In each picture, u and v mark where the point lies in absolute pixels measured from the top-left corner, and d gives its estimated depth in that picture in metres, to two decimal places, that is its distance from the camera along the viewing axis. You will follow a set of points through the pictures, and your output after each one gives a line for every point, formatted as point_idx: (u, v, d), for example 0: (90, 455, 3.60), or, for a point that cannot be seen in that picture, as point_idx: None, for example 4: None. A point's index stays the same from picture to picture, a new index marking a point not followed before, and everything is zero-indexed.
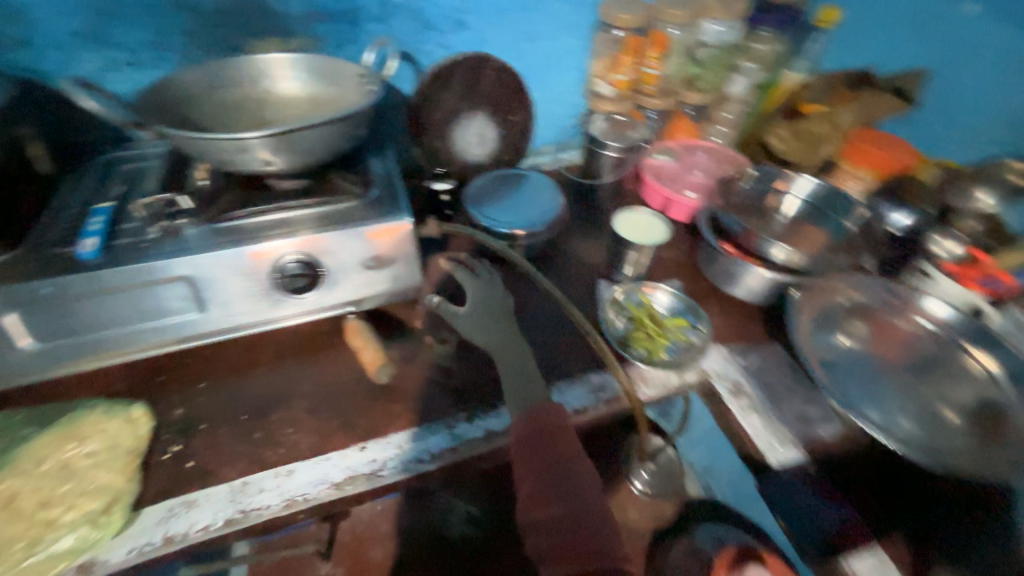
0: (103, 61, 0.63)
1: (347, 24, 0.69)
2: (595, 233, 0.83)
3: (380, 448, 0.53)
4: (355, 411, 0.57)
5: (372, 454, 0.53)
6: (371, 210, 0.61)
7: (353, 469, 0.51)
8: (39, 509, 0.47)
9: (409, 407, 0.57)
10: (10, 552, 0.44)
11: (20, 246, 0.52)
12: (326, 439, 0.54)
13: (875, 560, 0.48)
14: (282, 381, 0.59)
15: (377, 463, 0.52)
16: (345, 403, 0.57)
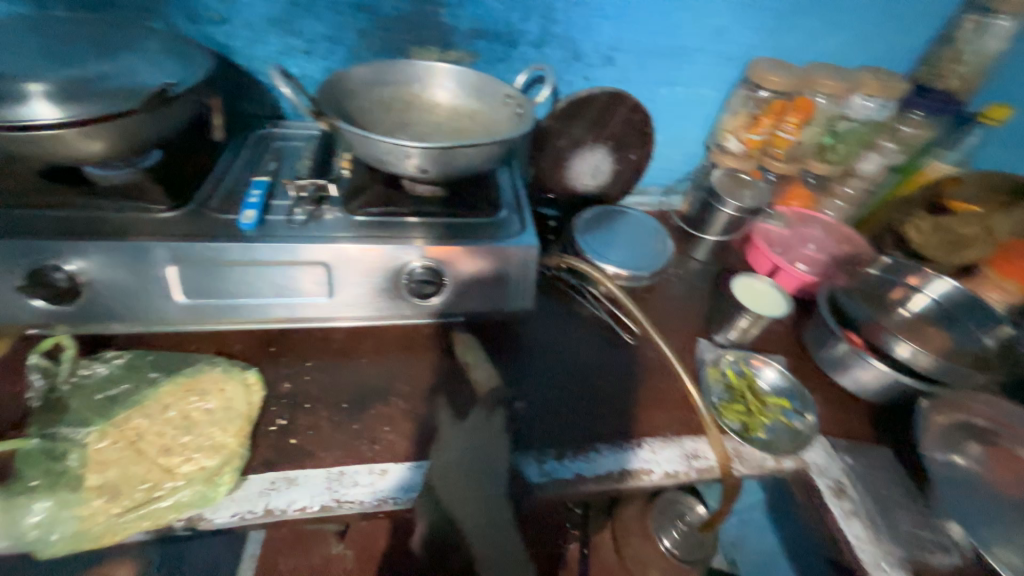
0: (281, 47, 0.67)
1: (505, 45, 0.70)
2: (693, 286, 0.81)
3: (472, 470, 0.52)
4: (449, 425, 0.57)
5: (462, 477, 0.51)
6: (499, 230, 0.62)
7: (448, 483, 0.51)
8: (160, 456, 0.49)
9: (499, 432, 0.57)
10: (134, 489, 0.47)
11: (186, 206, 0.56)
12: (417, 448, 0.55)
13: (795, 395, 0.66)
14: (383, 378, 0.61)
15: (468, 487, 0.51)
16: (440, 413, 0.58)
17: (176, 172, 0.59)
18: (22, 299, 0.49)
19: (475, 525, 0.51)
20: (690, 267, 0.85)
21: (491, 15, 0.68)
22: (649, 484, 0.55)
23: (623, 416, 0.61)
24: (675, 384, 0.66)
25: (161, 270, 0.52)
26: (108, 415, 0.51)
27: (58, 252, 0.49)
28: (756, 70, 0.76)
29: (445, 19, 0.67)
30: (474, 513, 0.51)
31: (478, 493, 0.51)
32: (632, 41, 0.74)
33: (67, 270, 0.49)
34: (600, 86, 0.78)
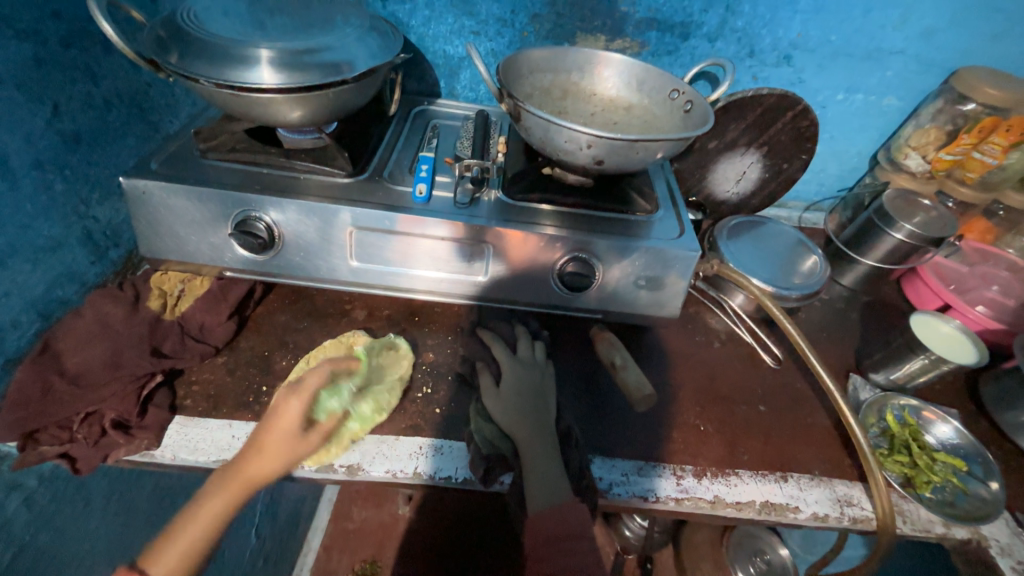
0: (455, 27, 0.68)
1: (678, 36, 0.67)
2: (841, 314, 0.74)
3: (564, 506, 0.48)
4: (581, 428, 0.55)
5: (547, 514, 0.47)
6: (656, 230, 0.59)
7: (539, 525, 0.47)
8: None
9: (631, 442, 0.55)
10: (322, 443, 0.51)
11: (364, 174, 0.59)
12: (544, 463, 0.50)
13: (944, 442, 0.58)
14: (520, 379, 0.55)
15: (548, 533, 0.47)
16: (574, 413, 0.56)
17: (355, 141, 0.62)
18: (226, 245, 0.55)
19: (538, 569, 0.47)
20: (836, 293, 0.77)
21: (670, 4, 0.64)
22: (794, 522, 0.52)
23: (766, 444, 0.57)
24: (825, 420, 0.60)
25: (342, 233, 0.55)
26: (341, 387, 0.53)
27: (261, 204, 0.53)
28: (968, 79, 0.66)
29: (622, 7, 0.65)
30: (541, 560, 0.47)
31: (554, 542, 0.46)
32: (819, 40, 0.67)
33: (266, 221, 0.54)
34: (769, 86, 0.72)
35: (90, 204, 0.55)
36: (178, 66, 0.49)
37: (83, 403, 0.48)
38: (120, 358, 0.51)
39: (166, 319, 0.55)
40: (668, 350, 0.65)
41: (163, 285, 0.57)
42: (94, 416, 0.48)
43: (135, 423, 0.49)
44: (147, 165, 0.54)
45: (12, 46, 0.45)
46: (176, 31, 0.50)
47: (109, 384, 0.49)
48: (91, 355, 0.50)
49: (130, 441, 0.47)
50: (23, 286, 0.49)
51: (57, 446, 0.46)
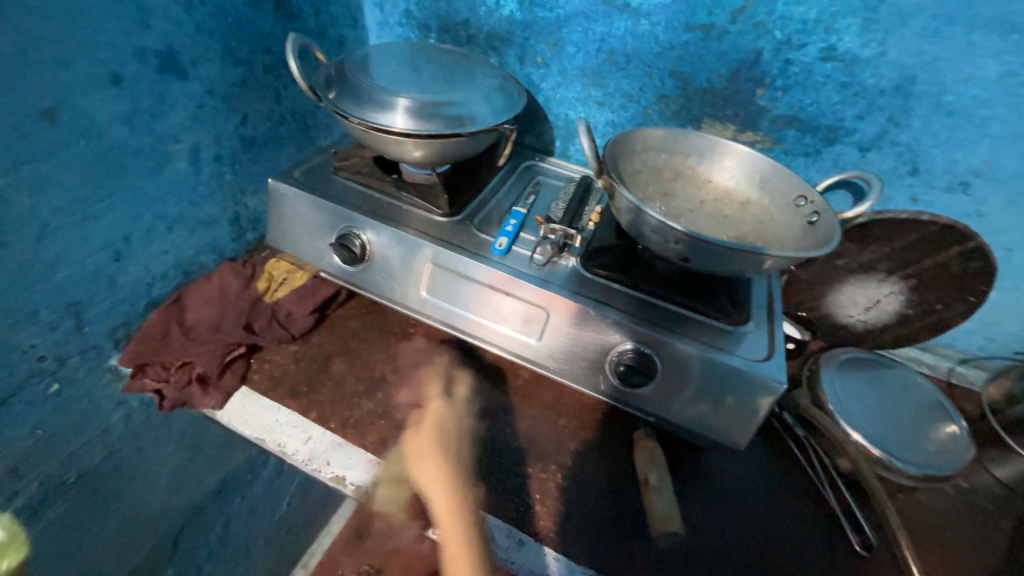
0: (580, 95, 0.70)
1: (822, 140, 0.60)
2: (982, 514, 0.56)
3: (464, 527, 0.49)
4: (434, 418, 0.57)
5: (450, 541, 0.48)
6: (737, 344, 0.53)
7: None
8: (350, 424, 0.56)
9: (449, 412, 0.58)
10: (342, 454, 0.53)
11: (458, 216, 0.63)
12: (448, 493, 0.51)
13: None
14: (446, 419, 0.57)
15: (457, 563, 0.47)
16: (454, 434, 0.56)
17: (460, 184, 0.67)
18: (327, 251, 0.62)
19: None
20: (980, 483, 0.59)
21: (819, 105, 0.58)
22: None
23: None
24: None
25: (421, 265, 0.60)
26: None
27: (362, 224, 0.60)
28: None
29: (760, 100, 0.60)
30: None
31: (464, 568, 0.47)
32: (1016, 171, 0.54)
33: (362, 239, 0.60)
34: (932, 212, 0.60)
35: (245, 194, 0.67)
36: (333, 101, 0.58)
37: (184, 352, 0.58)
38: (222, 324, 0.60)
39: (266, 300, 0.64)
40: (721, 478, 0.55)
41: (274, 270, 0.67)
42: (187, 365, 0.58)
43: (212, 382, 0.57)
44: (292, 173, 0.65)
45: (227, 70, 0.57)
46: (343, 73, 0.60)
47: (206, 343, 0.59)
48: (206, 314, 0.61)
49: (204, 396, 0.56)
50: (179, 248, 0.61)
51: (156, 381, 0.57)
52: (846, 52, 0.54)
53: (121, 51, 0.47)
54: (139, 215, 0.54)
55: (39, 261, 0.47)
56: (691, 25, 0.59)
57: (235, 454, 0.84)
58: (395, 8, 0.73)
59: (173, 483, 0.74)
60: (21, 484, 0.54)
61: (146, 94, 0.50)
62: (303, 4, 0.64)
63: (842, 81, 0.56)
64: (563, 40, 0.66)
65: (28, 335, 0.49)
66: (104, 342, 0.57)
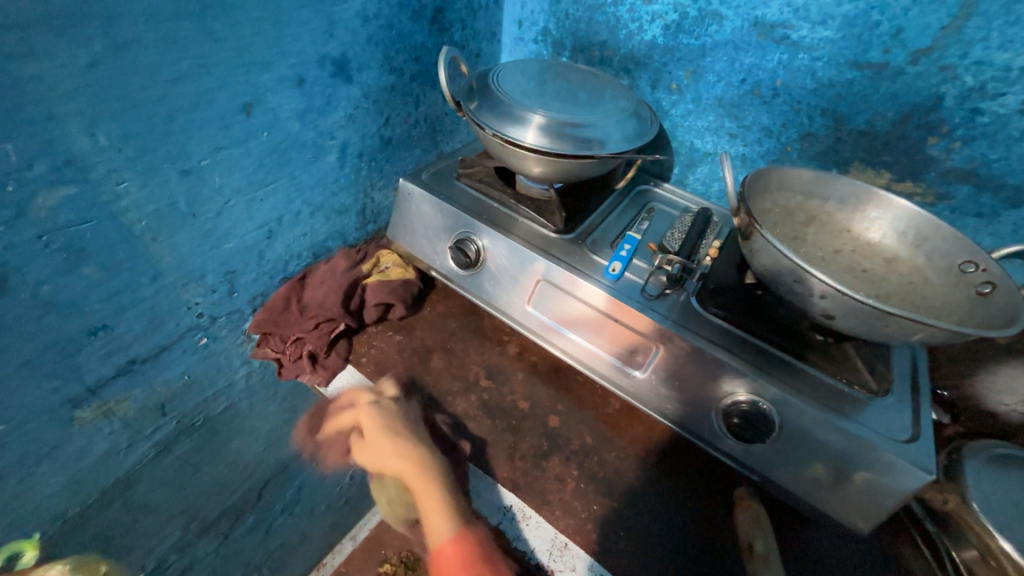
0: (712, 124, 0.68)
1: (1003, 201, 0.52)
2: None
3: (419, 467, 0.56)
4: (382, 353, 0.64)
5: (416, 482, 0.56)
6: (872, 415, 0.48)
7: None
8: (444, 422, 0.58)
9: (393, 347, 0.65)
10: None
11: (570, 235, 0.63)
12: (405, 457, 0.57)
13: None
14: (368, 403, 0.59)
15: (426, 495, 0.55)
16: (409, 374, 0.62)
17: (575, 202, 0.67)
18: (442, 252, 0.65)
19: (451, 552, 0.53)
20: None
21: (1007, 163, 0.51)
22: None
23: None
24: None
25: (530, 278, 0.61)
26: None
27: (479, 231, 0.63)
28: None
29: (931, 149, 0.54)
30: (433, 517, 0.54)
31: (431, 497, 0.55)
32: None
33: (477, 245, 0.63)
34: None
35: (374, 189, 0.72)
36: (473, 112, 0.61)
37: (298, 329, 0.64)
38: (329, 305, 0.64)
39: (363, 282, 0.67)
40: (834, 561, 0.50)
41: (380, 258, 0.71)
42: (299, 341, 0.64)
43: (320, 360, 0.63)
44: (420, 174, 0.69)
45: (383, 76, 0.62)
46: (484, 86, 0.63)
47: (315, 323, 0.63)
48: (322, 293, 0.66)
49: (314, 372, 0.62)
50: (315, 232, 0.67)
51: (276, 351, 0.65)
52: None
53: (308, 56, 0.52)
54: (292, 200, 0.61)
55: (214, 231, 0.54)
56: (858, 63, 0.54)
57: None
58: (533, 26, 0.75)
59: (268, 439, 0.81)
60: (163, 420, 0.62)
61: (318, 94, 0.56)
62: (454, 19, 0.68)
63: None
64: (704, 68, 0.64)
65: (194, 294, 0.56)
66: (245, 307, 0.64)
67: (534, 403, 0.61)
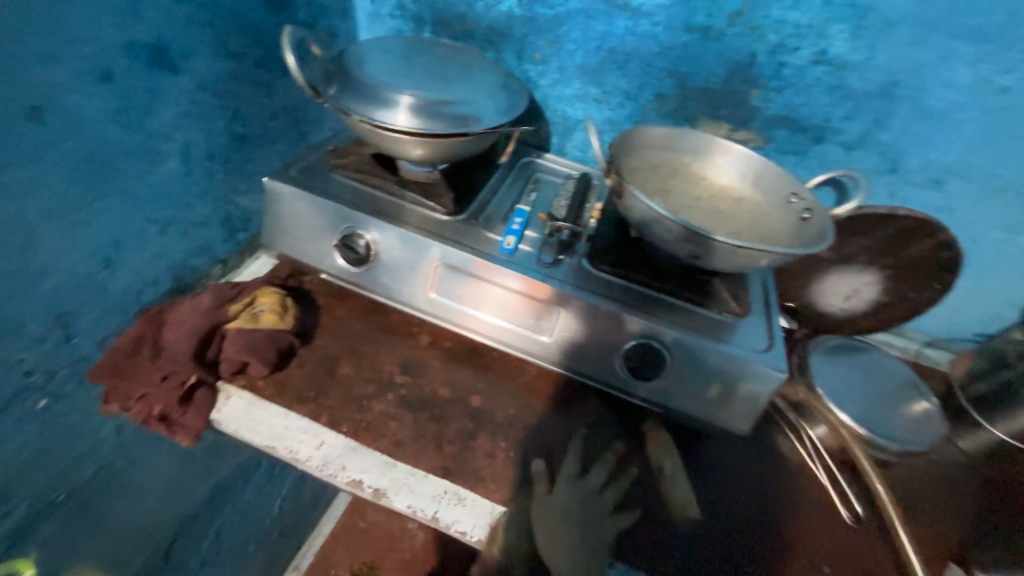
0: (578, 92, 0.71)
1: (811, 139, 0.63)
2: (953, 483, 0.61)
3: None
4: (263, 388, 0.57)
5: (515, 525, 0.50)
6: (738, 334, 0.56)
7: None
8: (363, 427, 0.55)
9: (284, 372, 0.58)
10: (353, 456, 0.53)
11: (462, 215, 0.63)
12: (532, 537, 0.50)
13: None
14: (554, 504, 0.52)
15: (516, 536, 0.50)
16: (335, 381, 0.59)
17: (462, 181, 0.66)
18: (329, 253, 0.62)
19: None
20: (948, 456, 0.64)
21: (809, 107, 0.61)
22: None
23: None
24: None
25: (428, 264, 0.59)
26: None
27: (366, 225, 0.59)
28: None
29: (755, 100, 0.63)
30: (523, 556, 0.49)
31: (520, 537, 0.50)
32: (984, 171, 0.59)
33: (366, 240, 0.60)
34: (907, 207, 0.64)
35: (237, 193, 0.64)
36: (334, 97, 0.56)
37: (144, 384, 0.54)
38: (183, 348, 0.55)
39: (224, 328, 0.58)
40: (725, 463, 0.58)
41: (257, 297, 0.61)
42: (146, 397, 0.54)
43: (175, 419, 0.53)
44: (288, 171, 0.63)
45: (219, 63, 0.55)
46: (342, 68, 0.59)
47: (165, 378, 0.54)
48: (181, 332, 0.56)
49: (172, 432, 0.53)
50: (170, 252, 0.58)
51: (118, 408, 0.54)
52: (835, 57, 0.57)
53: (109, 45, 0.44)
54: (130, 218, 0.52)
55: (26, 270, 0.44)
56: (689, 27, 0.60)
57: (227, 458, 0.81)
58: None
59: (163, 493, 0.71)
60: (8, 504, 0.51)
61: (137, 90, 0.48)
62: None
63: (831, 85, 0.59)
64: (563, 37, 0.66)
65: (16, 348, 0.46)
66: (95, 351, 0.54)
67: (454, 387, 0.61)
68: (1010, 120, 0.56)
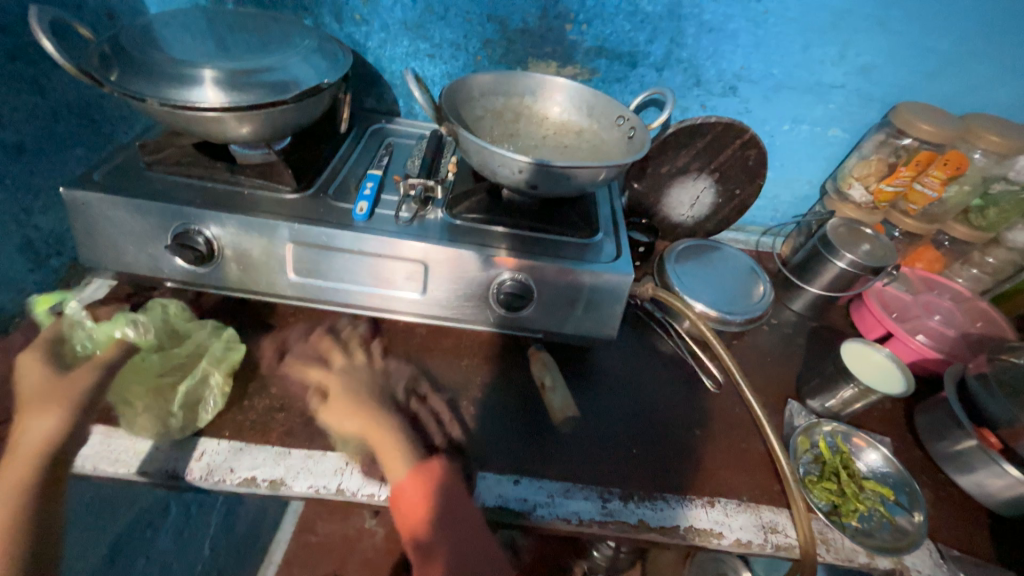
0: (409, 49, 0.70)
1: (625, 65, 0.69)
2: (788, 340, 0.73)
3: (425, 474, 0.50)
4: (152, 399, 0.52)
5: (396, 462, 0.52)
6: (590, 251, 0.61)
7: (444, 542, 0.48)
8: (247, 426, 0.53)
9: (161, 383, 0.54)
10: (237, 457, 0.50)
11: (309, 190, 0.61)
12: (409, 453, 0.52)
13: (876, 456, 0.59)
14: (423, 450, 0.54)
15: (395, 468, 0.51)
16: None
17: (304, 158, 0.64)
18: (165, 256, 0.56)
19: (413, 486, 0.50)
20: (783, 318, 0.77)
21: (617, 35, 0.67)
22: (717, 549, 0.51)
23: (695, 468, 0.56)
24: (759, 444, 0.60)
25: (280, 249, 0.57)
26: (159, 373, 0.53)
27: (199, 219, 0.55)
28: (903, 114, 0.68)
29: (570, 35, 0.67)
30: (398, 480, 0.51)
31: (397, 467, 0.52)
32: (762, 73, 0.69)
33: (203, 236, 0.55)
34: (716, 114, 0.74)
35: (33, 213, 0.56)
36: (117, 83, 0.49)
37: None
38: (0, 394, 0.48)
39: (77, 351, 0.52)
40: (606, 372, 0.65)
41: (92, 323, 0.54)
42: None
43: None
44: (90, 176, 0.55)
45: None
46: (124, 49, 0.52)
47: None
48: None
49: None
50: None
51: None
52: None
53: None
54: None
55: None
56: None
57: (120, 509, 0.74)
58: None
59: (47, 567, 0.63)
60: None
61: None
62: None
63: (628, 11, 0.64)
64: None
65: None
66: None
67: (341, 364, 0.60)
68: (771, 25, 0.65)
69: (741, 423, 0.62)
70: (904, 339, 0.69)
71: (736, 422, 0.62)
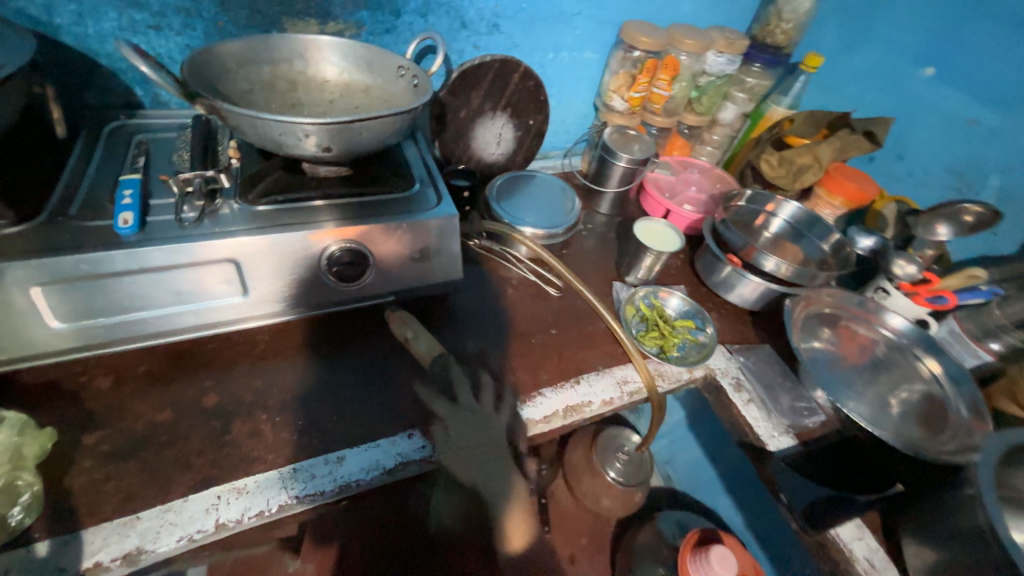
0: (126, 24, 0.59)
1: (389, 14, 0.69)
2: (604, 238, 0.87)
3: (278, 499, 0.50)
4: None
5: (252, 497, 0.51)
6: (411, 203, 0.61)
7: None
8: (64, 514, 0.43)
9: None
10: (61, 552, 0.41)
11: (41, 217, 0.48)
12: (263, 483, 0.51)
13: (678, 300, 0.77)
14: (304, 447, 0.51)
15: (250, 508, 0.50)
16: None
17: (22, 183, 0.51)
18: None
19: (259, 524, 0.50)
20: (597, 221, 0.91)
21: None
22: (591, 413, 0.61)
23: (558, 361, 0.66)
24: (602, 324, 0.72)
25: (24, 296, 0.45)
26: None
27: None
28: (629, 30, 0.83)
29: None
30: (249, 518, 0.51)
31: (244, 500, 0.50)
32: (515, 7, 0.76)
33: None
34: (490, 53, 0.80)
35: None
36: None
37: None
38: None
39: None
40: (466, 312, 0.69)
41: None
42: None
43: None
44: None
45: None
46: None
47: None
48: None
49: None
50: None
51: None
52: None
53: None
54: None
55: None
56: None
57: None
58: None
59: None
60: None
61: None
62: None
63: None
64: None
65: None
66: None
67: (173, 403, 0.52)
68: None
69: (585, 313, 0.73)
70: (676, 210, 0.88)
71: (581, 314, 0.73)
